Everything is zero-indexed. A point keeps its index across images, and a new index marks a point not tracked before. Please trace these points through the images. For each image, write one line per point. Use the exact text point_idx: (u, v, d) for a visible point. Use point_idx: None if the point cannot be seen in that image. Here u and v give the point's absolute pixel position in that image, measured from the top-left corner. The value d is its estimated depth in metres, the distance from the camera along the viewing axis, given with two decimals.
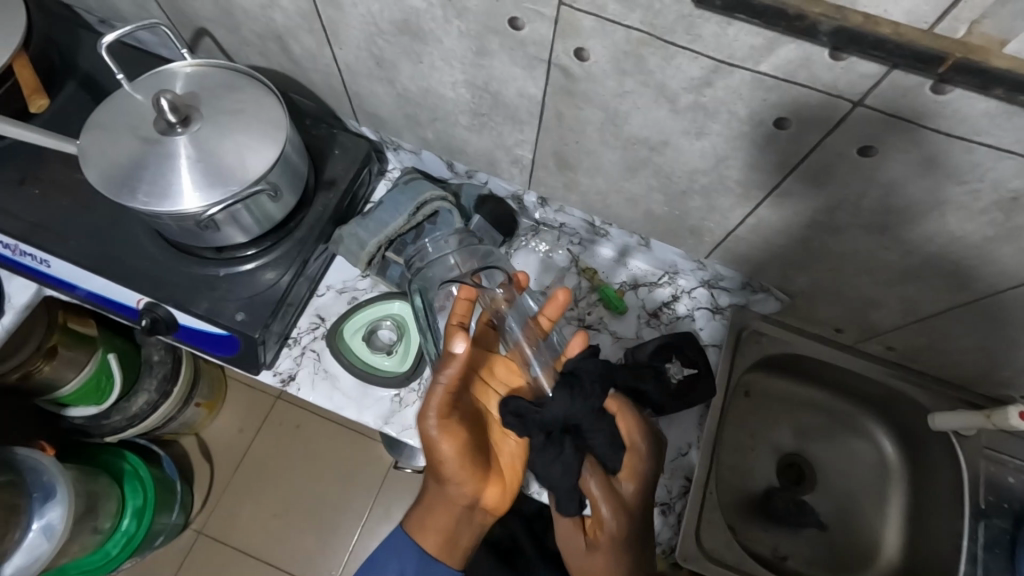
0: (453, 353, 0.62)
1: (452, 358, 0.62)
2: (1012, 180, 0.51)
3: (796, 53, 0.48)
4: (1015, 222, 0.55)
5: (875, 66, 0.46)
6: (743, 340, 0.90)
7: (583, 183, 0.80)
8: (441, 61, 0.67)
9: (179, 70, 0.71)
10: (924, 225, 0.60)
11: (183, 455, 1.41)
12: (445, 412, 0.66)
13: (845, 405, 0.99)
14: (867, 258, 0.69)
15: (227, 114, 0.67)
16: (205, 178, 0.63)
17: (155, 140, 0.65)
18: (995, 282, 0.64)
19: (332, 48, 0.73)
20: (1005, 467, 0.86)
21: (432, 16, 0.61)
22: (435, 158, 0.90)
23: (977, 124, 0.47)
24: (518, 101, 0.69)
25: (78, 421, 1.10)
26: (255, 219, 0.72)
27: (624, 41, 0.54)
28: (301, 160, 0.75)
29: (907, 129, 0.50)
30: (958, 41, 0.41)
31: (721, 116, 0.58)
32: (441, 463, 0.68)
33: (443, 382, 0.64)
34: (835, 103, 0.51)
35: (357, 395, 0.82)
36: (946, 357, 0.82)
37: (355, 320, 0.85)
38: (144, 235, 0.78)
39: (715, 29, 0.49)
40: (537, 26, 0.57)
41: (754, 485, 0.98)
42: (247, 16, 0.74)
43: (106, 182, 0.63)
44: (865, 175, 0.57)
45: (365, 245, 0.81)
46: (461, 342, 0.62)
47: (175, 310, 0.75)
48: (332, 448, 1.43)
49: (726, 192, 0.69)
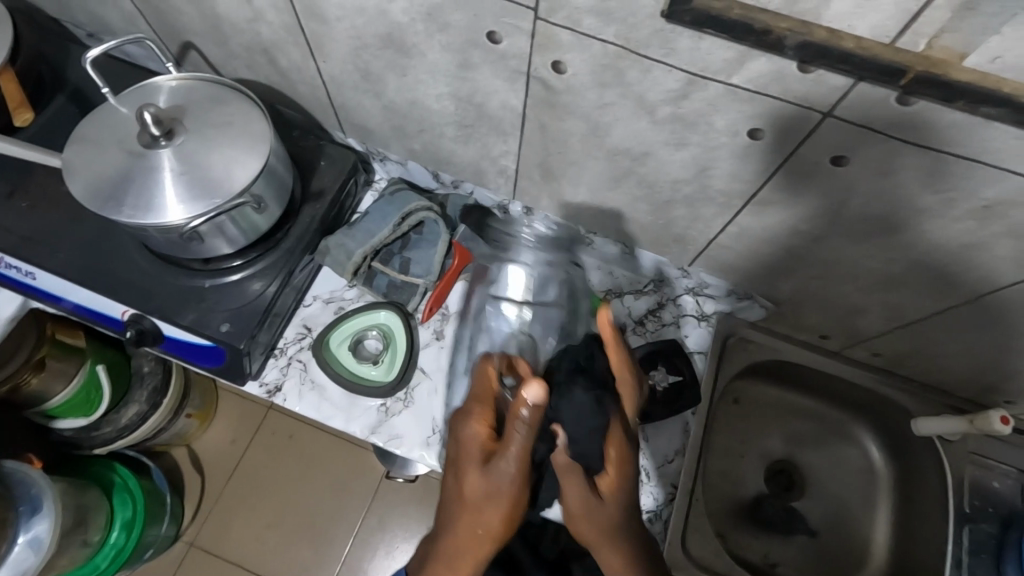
0: (531, 399, 0.56)
1: (540, 411, 0.57)
2: (984, 189, 0.52)
3: (766, 66, 0.49)
4: (989, 229, 0.56)
5: (843, 78, 0.47)
6: (729, 346, 0.92)
7: (569, 193, 0.81)
8: (425, 74, 0.68)
9: (164, 83, 0.71)
10: (900, 232, 0.61)
11: (175, 467, 1.40)
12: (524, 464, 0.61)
13: (833, 411, 1.00)
14: (849, 265, 0.70)
15: (211, 126, 0.68)
16: (189, 190, 0.64)
17: (140, 153, 0.65)
18: (973, 287, 0.64)
19: (318, 61, 0.74)
20: (991, 472, 0.87)
21: (414, 30, 0.62)
22: (421, 168, 0.90)
23: (944, 134, 0.48)
24: (502, 113, 0.70)
25: (67, 433, 1.09)
26: (241, 230, 0.72)
27: (601, 55, 0.55)
28: (286, 171, 0.75)
29: (878, 139, 0.51)
30: (920, 54, 0.42)
31: (700, 127, 0.58)
32: (497, 512, 0.62)
33: (530, 431, 0.59)
34: (808, 115, 0.52)
35: (345, 405, 0.82)
36: (930, 363, 0.82)
37: (343, 329, 0.85)
38: (131, 248, 0.78)
39: (689, 43, 0.49)
40: (517, 40, 0.58)
41: (744, 491, 0.98)
42: (233, 29, 0.75)
43: (89, 196, 0.63)
44: (842, 184, 0.58)
45: (352, 255, 0.82)
46: (540, 385, 0.56)
47: (160, 322, 0.75)
48: (325, 458, 1.43)
49: (709, 201, 0.70)
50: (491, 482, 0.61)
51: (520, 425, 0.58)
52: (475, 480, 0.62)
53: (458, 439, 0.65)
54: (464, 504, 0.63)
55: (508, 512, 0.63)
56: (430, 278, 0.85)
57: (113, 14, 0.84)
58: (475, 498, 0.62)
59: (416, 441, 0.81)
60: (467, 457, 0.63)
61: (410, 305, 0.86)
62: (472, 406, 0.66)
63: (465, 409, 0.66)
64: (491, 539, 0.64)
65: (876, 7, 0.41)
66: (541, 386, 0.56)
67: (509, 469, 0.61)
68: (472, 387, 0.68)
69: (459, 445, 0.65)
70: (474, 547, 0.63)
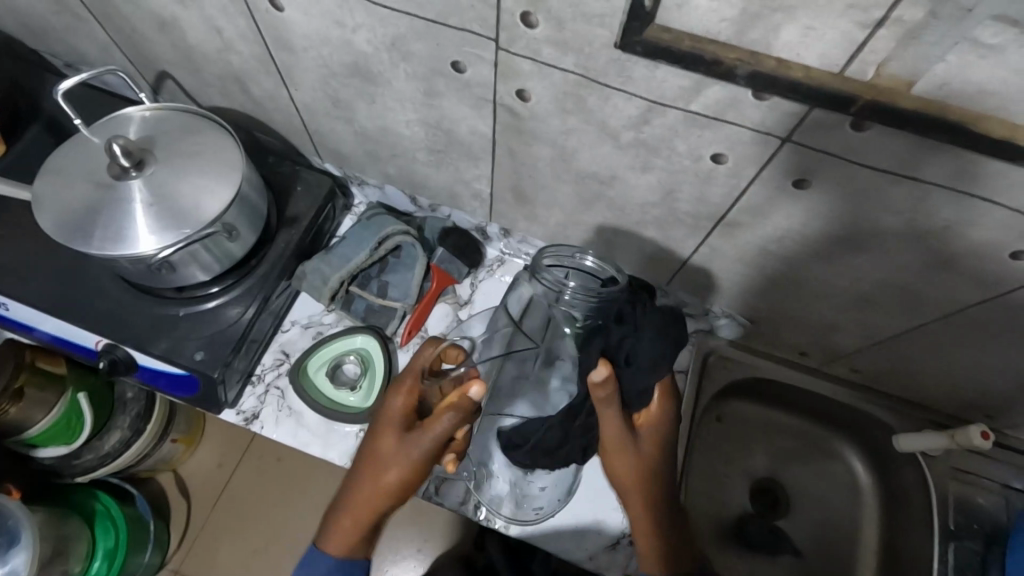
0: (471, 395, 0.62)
1: (472, 406, 0.63)
2: (941, 211, 0.52)
3: (722, 93, 0.49)
4: (949, 250, 0.57)
5: (797, 105, 0.48)
6: (709, 364, 0.93)
7: (542, 215, 0.81)
8: (393, 102, 0.69)
9: (136, 113, 0.72)
10: (865, 252, 0.62)
11: (160, 492, 1.38)
12: (433, 451, 0.67)
13: (817, 428, 0.99)
14: (822, 286, 0.70)
15: (183, 156, 0.68)
16: (160, 221, 0.64)
17: (110, 185, 0.65)
18: (941, 304, 0.65)
19: (290, 89, 0.75)
20: (977, 488, 0.85)
21: (379, 60, 0.62)
22: (399, 193, 0.90)
23: (898, 157, 0.49)
24: (472, 139, 0.71)
25: (48, 461, 1.06)
26: (214, 258, 0.72)
27: (563, 83, 0.56)
28: (260, 198, 0.75)
29: (836, 163, 0.52)
30: (866, 83, 0.43)
31: (662, 152, 0.59)
32: (389, 474, 0.68)
33: (458, 420, 0.64)
34: (767, 139, 0.52)
35: (322, 431, 0.82)
36: (909, 380, 0.82)
37: (319, 356, 0.85)
38: (105, 278, 0.78)
39: (645, 71, 0.50)
40: (480, 69, 0.58)
41: (727, 511, 0.97)
42: (205, 60, 0.76)
43: (60, 228, 0.63)
44: (803, 207, 0.59)
45: (328, 280, 0.82)
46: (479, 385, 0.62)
47: (133, 351, 0.75)
48: (312, 480, 1.41)
49: (678, 223, 0.70)
50: (402, 453, 0.67)
51: (448, 417, 0.64)
52: (388, 442, 0.68)
53: (384, 404, 0.70)
54: (373, 458, 0.69)
55: (410, 478, 0.68)
56: (409, 302, 0.86)
57: (88, 45, 0.85)
58: (382, 453, 0.68)
59: None
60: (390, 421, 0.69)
61: (388, 329, 0.86)
62: (408, 375, 0.70)
63: (403, 373, 0.70)
64: (385, 499, 0.69)
65: (823, 36, 0.41)
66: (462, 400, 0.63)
67: (422, 450, 0.66)
68: (414, 359, 0.71)
69: (384, 408, 0.70)
70: (371, 497, 0.69)
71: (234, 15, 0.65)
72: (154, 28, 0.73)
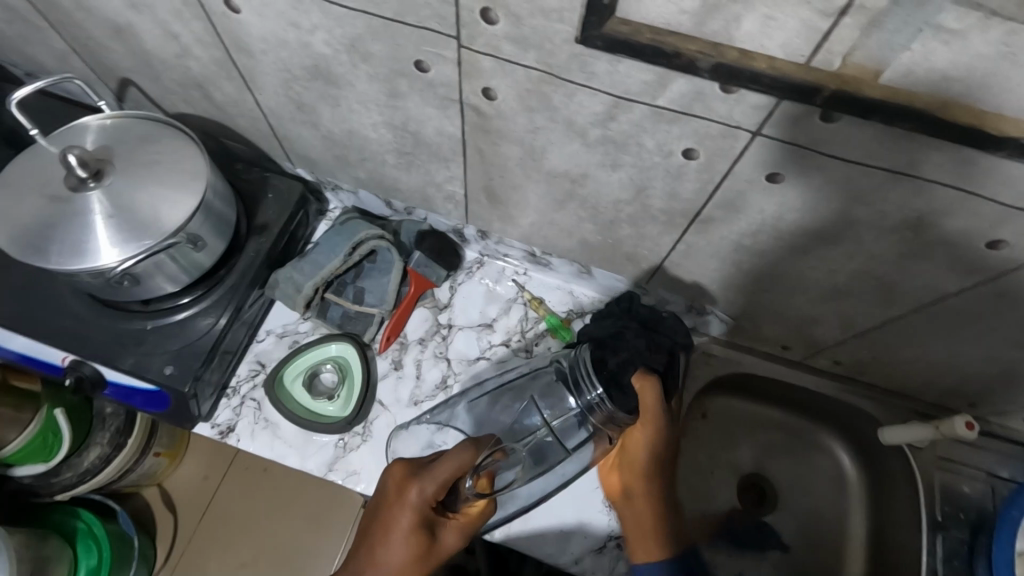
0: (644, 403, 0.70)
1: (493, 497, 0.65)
2: (913, 201, 0.52)
3: (687, 87, 0.48)
4: (924, 241, 0.56)
5: (764, 97, 0.47)
6: (693, 361, 0.92)
7: (517, 216, 0.80)
8: (357, 105, 0.67)
9: (95, 122, 0.70)
10: (841, 246, 0.61)
11: (146, 507, 1.35)
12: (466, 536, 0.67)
13: (800, 421, 0.99)
14: (801, 278, 0.69)
15: (142, 165, 0.66)
16: (121, 233, 0.62)
17: (67, 197, 0.63)
18: (920, 296, 0.64)
19: (253, 93, 0.73)
20: (960, 476, 0.85)
21: (340, 61, 0.61)
22: (373, 197, 0.89)
23: (870, 148, 0.48)
24: (439, 139, 0.69)
25: (25, 480, 1.03)
26: (181, 268, 0.70)
27: (526, 81, 0.55)
28: (226, 206, 0.73)
29: (807, 155, 0.51)
30: (832, 73, 0.42)
31: (631, 148, 0.58)
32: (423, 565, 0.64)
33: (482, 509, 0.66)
34: (736, 133, 0.51)
35: (300, 443, 0.80)
36: (892, 370, 0.82)
37: (293, 367, 0.83)
38: (68, 293, 0.76)
39: (607, 66, 0.49)
40: (442, 68, 0.57)
41: (715, 508, 0.96)
42: (164, 66, 0.74)
43: (15, 244, 0.61)
44: (777, 202, 0.58)
45: (302, 288, 0.81)
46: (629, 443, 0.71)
47: (101, 367, 0.73)
48: (293, 493, 1.34)
49: (652, 221, 0.69)
50: (428, 559, 0.64)
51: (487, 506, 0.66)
52: (407, 541, 0.62)
53: (394, 508, 0.63)
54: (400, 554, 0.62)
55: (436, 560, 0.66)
56: (385, 308, 0.85)
57: (44, 53, 0.82)
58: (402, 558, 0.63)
59: (375, 476, 0.79)
60: (406, 531, 0.62)
61: (366, 336, 0.85)
62: (430, 481, 0.62)
63: (423, 479, 0.63)
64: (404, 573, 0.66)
65: (785, 26, 0.40)
66: (488, 508, 0.65)
67: (447, 551, 0.65)
68: (438, 467, 0.62)
69: (394, 513, 0.63)
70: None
71: (189, 19, 0.63)
72: (110, 34, 0.71)
